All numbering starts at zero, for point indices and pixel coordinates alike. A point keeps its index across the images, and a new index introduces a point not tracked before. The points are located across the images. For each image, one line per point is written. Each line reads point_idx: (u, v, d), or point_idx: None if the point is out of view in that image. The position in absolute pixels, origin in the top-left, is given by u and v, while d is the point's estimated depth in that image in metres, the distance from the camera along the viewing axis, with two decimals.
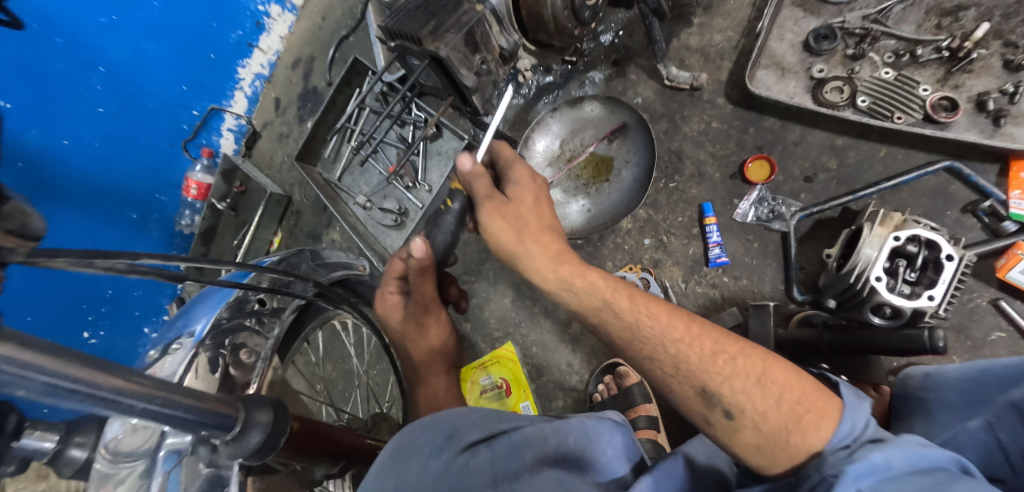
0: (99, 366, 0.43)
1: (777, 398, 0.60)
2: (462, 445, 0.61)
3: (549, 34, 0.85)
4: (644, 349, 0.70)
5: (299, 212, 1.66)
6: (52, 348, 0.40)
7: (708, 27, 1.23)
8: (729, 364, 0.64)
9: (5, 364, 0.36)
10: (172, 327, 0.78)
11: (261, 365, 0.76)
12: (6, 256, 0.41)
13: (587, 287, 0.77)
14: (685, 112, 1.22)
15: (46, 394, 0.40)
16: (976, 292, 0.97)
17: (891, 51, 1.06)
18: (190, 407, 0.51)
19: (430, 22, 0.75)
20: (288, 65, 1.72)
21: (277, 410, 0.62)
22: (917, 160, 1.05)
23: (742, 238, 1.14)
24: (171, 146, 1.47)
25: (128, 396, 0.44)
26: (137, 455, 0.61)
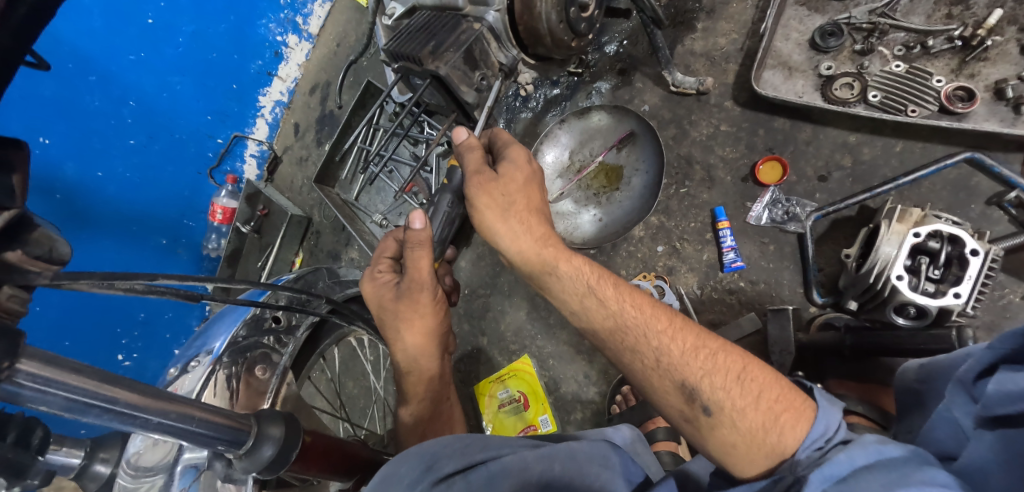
0: (117, 381, 0.45)
1: (755, 396, 0.62)
2: (438, 476, 0.57)
3: (548, 47, 0.85)
4: (627, 340, 0.71)
5: (319, 233, 1.69)
6: (74, 365, 0.43)
7: (712, 31, 1.23)
8: (710, 360, 0.65)
9: (29, 381, 0.40)
10: (193, 346, 0.81)
11: (275, 380, 0.78)
12: (31, 279, 0.45)
13: (573, 272, 0.78)
14: (693, 116, 1.22)
15: (66, 408, 0.42)
16: (1008, 288, 0.93)
17: (901, 43, 1.04)
18: (204, 419, 0.52)
19: (431, 42, 0.78)
20: (305, 91, 1.78)
21: (290, 423, 0.63)
22: (936, 153, 1.01)
23: (757, 241, 1.12)
24: (198, 174, 1.54)
25: (144, 411, 0.47)
26: (157, 469, 0.65)
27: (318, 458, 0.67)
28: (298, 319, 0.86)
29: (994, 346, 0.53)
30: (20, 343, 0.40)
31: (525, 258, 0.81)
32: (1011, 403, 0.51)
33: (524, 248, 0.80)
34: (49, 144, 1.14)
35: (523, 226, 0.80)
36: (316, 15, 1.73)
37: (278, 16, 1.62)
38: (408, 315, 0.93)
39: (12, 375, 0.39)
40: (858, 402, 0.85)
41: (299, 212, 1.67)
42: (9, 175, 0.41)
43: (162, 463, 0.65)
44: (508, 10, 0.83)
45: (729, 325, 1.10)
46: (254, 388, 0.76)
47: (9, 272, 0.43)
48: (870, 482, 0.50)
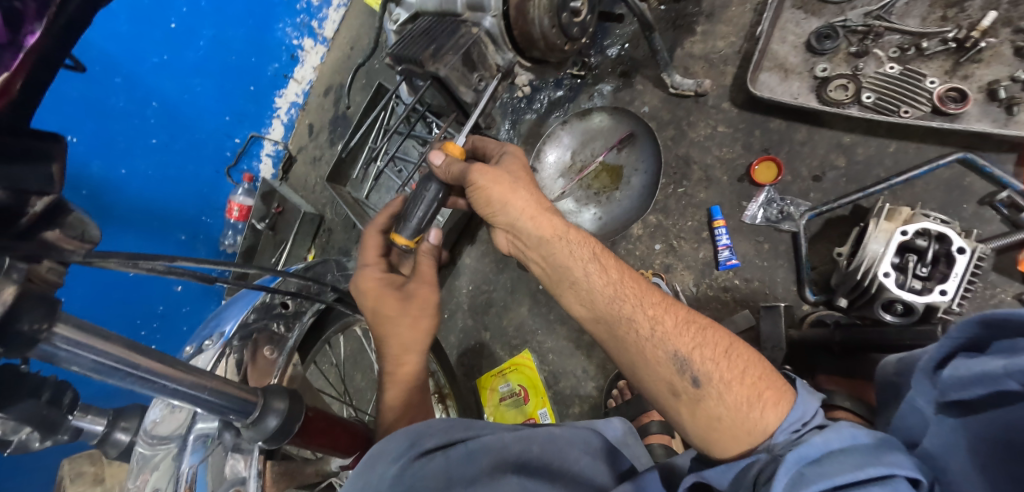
0: (139, 349, 0.52)
1: (740, 371, 0.63)
2: (419, 451, 0.61)
3: (541, 51, 0.89)
4: (624, 308, 0.70)
5: (331, 230, 1.76)
6: (99, 332, 0.50)
7: (711, 34, 1.26)
8: (700, 333, 0.67)
9: (63, 342, 0.47)
10: (205, 327, 0.87)
11: (282, 361, 0.83)
12: (67, 256, 0.50)
13: (580, 239, 0.77)
14: (691, 118, 1.25)
15: (94, 369, 0.50)
16: (999, 287, 0.93)
17: (896, 45, 1.06)
18: (215, 386, 0.60)
19: (431, 46, 0.82)
20: (320, 93, 1.85)
21: (294, 398, 0.69)
22: (929, 153, 1.02)
23: (752, 240, 1.14)
24: (216, 172, 1.61)
25: (160, 377, 0.54)
26: (170, 437, 0.70)
27: (318, 434, 0.73)
28: (303, 303, 0.91)
29: (952, 335, 0.55)
30: (56, 309, 0.47)
31: (536, 225, 0.77)
32: (965, 388, 0.53)
33: (536, 214, 0.77)
34: (77, 142, 1.21)
35: (533, 195, 0.79)
36: (331, 20, 1.81)
37: (295, 20, 1.69)
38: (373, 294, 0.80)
39: (51, 339, 0.47)
40: (845, 396, 0.86)
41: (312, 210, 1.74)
42: (50, 163, 0.47)
43: (177, 429, 0.70)
44: (504, 15, 0.87)
45: (724, 322, 1.12)
46: (262, 364, 0.82)
47: (49, 249, 0.48)
48: (840, 465, 0.51)
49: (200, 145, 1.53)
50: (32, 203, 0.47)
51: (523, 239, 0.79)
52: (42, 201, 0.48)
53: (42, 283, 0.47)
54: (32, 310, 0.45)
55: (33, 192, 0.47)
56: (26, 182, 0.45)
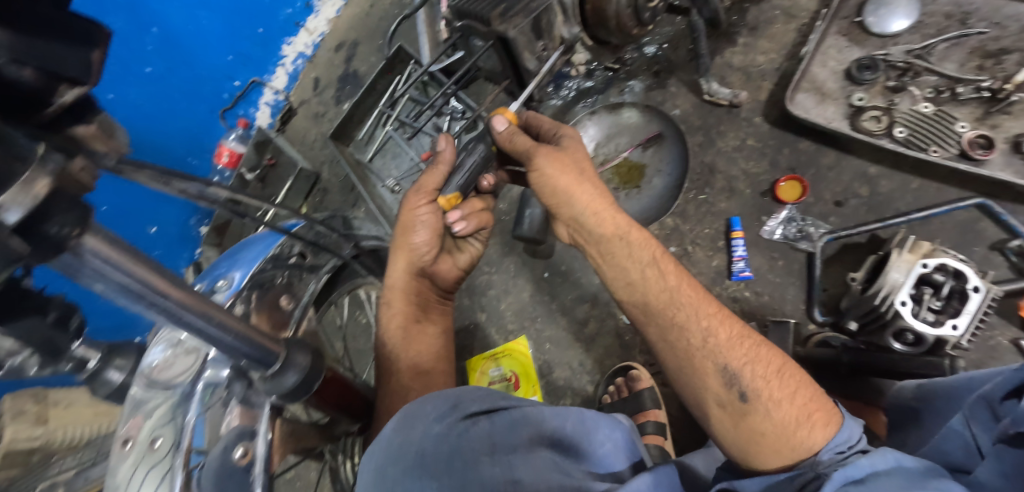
0: (167, 277, 0.46)
1: (792, 391, 0.63)
2: (463, 414, 0.62)
3: (610, 30, 0.86)
4: (677, 316, 0.70)
5: (326, 190, 1.71)
6: (132, 250, 0.43)
7: (753, 47, 1.27)
8: (753, 349, 0.66)
9: (92, 256, 0.40)
10: (213, 269, 0.80)
11: (297, 313, 0.75)
12: (98, 158, 0.44)
13: (642, 240, 0.76)
14: (721, 127, 1.26)
15: (119, 290, 0.43)
16: (998, 330, 0.97)
17: (931, 87, 1.08)
18: (237, 334, 0.55)
19: (501, 5, 0.76)
20: (331, 47, 1.80)
21: (314, 356, 0.66)
22: (949, 195, 1.06)
23: (767, 255, 1.16)
24: (210, 113, 1.52)
25: (188, 310, 0.49)
26: (176, 384, 0.63)
27: (330, 398, 0.69)
28: (320, 257, 0.85)
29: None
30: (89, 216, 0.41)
31: (599, 222, 0.77)
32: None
33: (600, 210, 0.77)
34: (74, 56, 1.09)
35: (598, 190, 0.79)
36: None
37: None
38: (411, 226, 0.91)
39: (79, 250, 0.39)
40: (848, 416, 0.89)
41: (309, 166, 1.67)
42: None
43: (187, 374, 0.64)
44: None
45: None
46: (276, 314, 0.72)
47: (78, 146, 0.42)
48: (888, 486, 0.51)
49: (198, 81, 1.45)
50: (61, 93, 0.35)
51: (585, 233, 0.80)
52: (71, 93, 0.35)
53: (75, 185, 0.40)
54: (66, 212, 0.37)
55: (64, 79, 0.34)
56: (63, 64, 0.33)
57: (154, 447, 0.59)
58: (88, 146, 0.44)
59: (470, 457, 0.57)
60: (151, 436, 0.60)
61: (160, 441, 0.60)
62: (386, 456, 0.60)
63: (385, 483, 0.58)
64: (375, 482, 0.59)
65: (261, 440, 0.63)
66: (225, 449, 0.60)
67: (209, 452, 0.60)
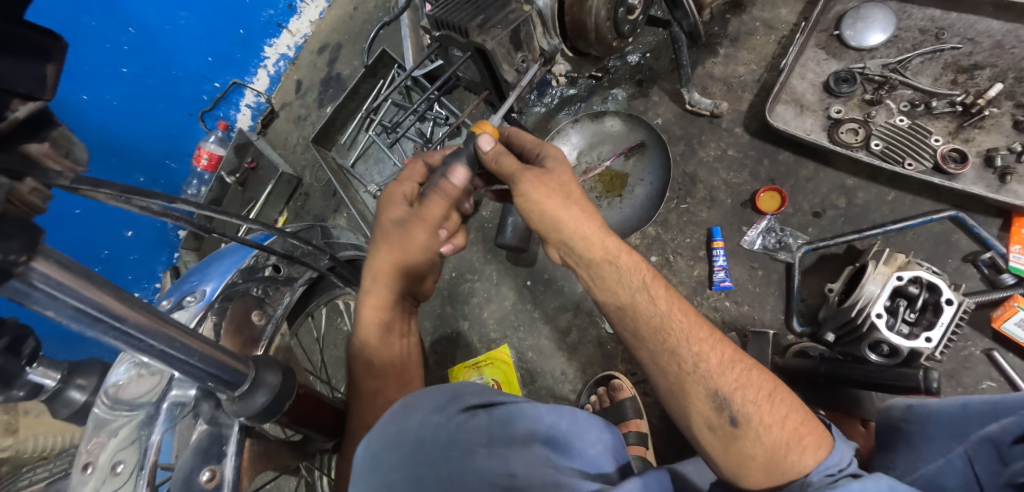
0: (124, 299, 0.45)
1: (782, 415, 0.64)
2: (463, 406, 0.58)
3: (589, 43, 0.86)
4: (668, 341, 0.70)
5: (308, 195, 1.67)
6: (85, 273, 0.42)
7: (734, 58, 1.28)
8: (743, 374, 0.67)
9: (42, 281, 0.39)
10: (184, 284, 0.78)
11: (270, 329, 0.74)
12: (50, 177, 0.42)
13: (631, 264, 0.76)
14: (703, 137, 1.26)
15: (74, 316, 0.42)
16: (971, 341, 0.99)
17: (907, 100, 1.10)
18: (205, 357, 0.53)
19: (479, 16, 0.75)
20: (313, 50, 1.78)
21: (286, 374, 0.64)
22: (924, 207, 1.08)
23: (747, 265, 1.16)
24: (189, 115, 1.49)
25: (147, 335, 0.47)
26: (139, 406, 0.61)
27: (302, 416, 0.67)
28: (296, 268, 0.83)
29: None
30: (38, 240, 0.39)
31: (589, 246, 0.77)
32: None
33: (589, 234, 0.77)
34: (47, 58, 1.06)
35: (585, 212, 0.78)
36: None
37: None
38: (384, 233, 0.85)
39: (26, 276, 0.38)
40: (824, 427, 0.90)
41: (290, 170, 1.64)
42: None
43: (149, 395, 0.62)
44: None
45: None
46: (247, 330, 0.71)
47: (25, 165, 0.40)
48: None
49: (175, 83, 1.41)
50: (13, 108, 0.36)
51: (575, 256, 0.79)
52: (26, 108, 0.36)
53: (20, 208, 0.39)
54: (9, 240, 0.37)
55: (16, 93, 0.35)
56: (11, 83, 0.34)
57: (116, 471, 0.58)
58: (39, 164, 0.43)
59: (468, 449, 0.53)
60: (113, 460, 0.59)
61: (122, 466, 0.58)
62: (379, 446, 0.55)
63: (376, 475, 0.53)
64: (366, 474, 0.53)
65: (229, 461, 0.60)
66: (190, 472, 0.58)
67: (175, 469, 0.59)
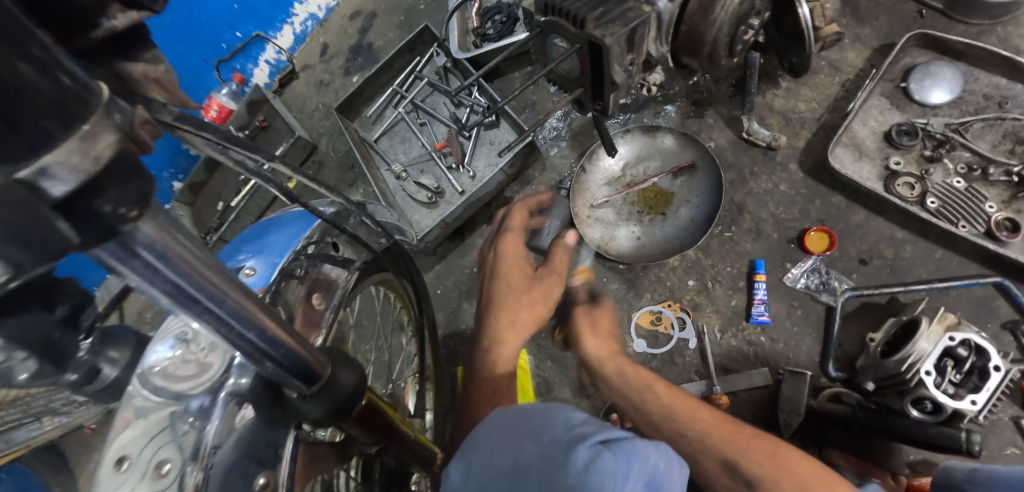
0: (227, 277, 0.36)
1: (792, 472, 0.64)
2: (588, 441, 0.46)
3: (700, 57, 0.88)
4: (672, 426, 0.74)
5: (321, 163, 1.55)
6: (198, 245, 0.33)
7: (795, 93, 1.27)
8: (744, 439, 0.69)
9: (148, 251, 0.29)
10: (237, 253, 0.71)
11: (329, 316, 0.68)
12: (157, 111, 0.33)
13: (631, 375, 0.82)
14: (755, 168, 1.25)
15: (168, 296, 0.33)
16: (1001, 408, 1.00)
17: (965, 163, 1.11)
18: (291, 349, 0.45)
19: (599, 8, 0.73)
20: (346, 14, 1.69)
21: (360, 374, 0.58)
22: (969, 269, 1.09)
23: (786, 302, 1.16)
24: (204, 61, 1.41)
25: (241, 320, 0.38)
26: (189, 395, 0.52)
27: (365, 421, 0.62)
28: (354, 251, 0.77)
29: None
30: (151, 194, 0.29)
31: (596, 351, 0.87)
32: None
33: (603, 354, 0.86)
34: None
35: (597, 334, 0.88)
36: None
37: None
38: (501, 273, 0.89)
39: (130, 239, 0.28)
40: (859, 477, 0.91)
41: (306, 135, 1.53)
42: None
43: (201, 385, 0.53)
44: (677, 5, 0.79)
45: (741, 374, 1.12)
46: (310, 316, 0.66)
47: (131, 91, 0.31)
48: None
49: (196, 25, 1.34)
50: (110, 15, 0.27)
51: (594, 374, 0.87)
52: (126, 17, 0.28)
53: (135, 146, 0.29)
54: (126, 184, 0.25)
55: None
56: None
57: (161, 471, 0.48)
58: (140, 91, 0.33)
59: None
60: (156, 459, 0.49)
61: (169, 465, 0.49)
62: (488, 477, 0.48)
63: None
64: None
65: (285, 467, 0.53)
66: (243, 474, 0.50)
67: (222, 452, 0.49)
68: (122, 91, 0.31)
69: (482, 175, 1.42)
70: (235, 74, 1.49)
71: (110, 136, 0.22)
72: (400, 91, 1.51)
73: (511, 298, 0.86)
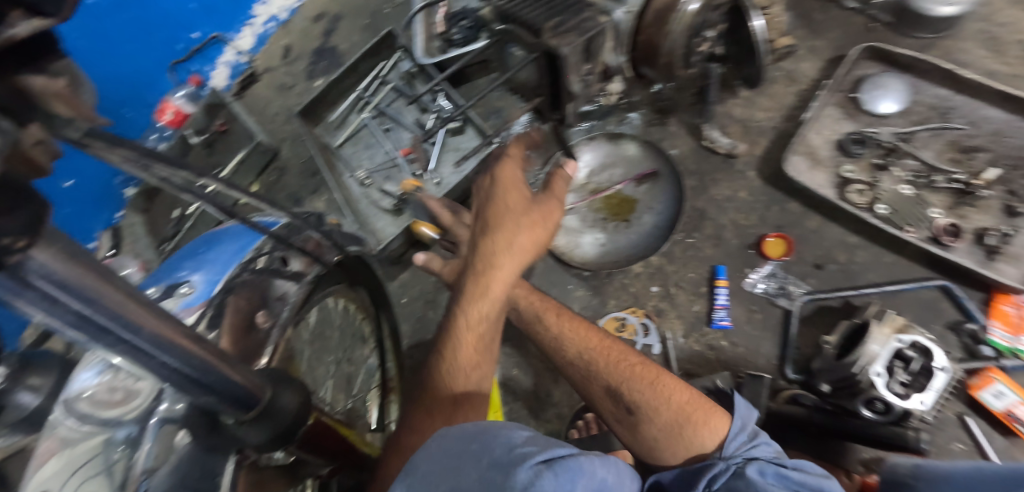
0: (144, 306, 0.33)
1: (666, 397, 0.74)
2: (529, 462, 0.47)
3: (657, 67, 0.89)
4: (566, 356, 0.85)
5: (282, 170, 1.51)
6: (104, 272, 0.31)
7: (753, 103, 1.31)
8: (629, 369, 0.79)
9: (42, 281, 0.27)
10: (176, 268, 0.67)
11: (276, 334, 0.64)
12: (63, 129, 0.31)
13: (529, 304, 0.91)
14: (716, 175, 1.27)
15: (76, 327, 0.31)
16: (947, 406, 1.04)
17: (913, 171, 1.15)
18: (224, 375, 0.42)
19: (555, 18, 0.71)
20: (309, 17, 1.65)
21: (305, 396, 0.55)
22: (916, 273, 1.14)
23: (746, 306, 1.18)
24: (157, 62, 1.35)
25: (162, 349, 0.36)
26: (118, 423, 0.48)
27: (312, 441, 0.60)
28: (307, 264, 0.73)
29: None
30: (46, 219, 0.27)
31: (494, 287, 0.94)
32: None
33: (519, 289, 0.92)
34: None
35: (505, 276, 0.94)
36: None
37: None
38: (501, 197, 0.86)
39: (19, 269, 0.26)
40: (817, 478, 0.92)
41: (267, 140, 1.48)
42: None
43: (131, 412, 0.49)
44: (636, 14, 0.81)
45: (703, 379, 1.14)
46: (253, 336, 0.62)
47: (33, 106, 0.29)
48: None
49: (147, 24, 1.28)
50: (9, 23, 0.23)
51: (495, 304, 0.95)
52: (29, 24, 0.23)
53: (27, 167, 0.27)
54: (6, 215, 0.24)
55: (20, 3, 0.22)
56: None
57: None
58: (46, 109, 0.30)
59: None
60: None
61: None
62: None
63: None
64: None
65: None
66: None
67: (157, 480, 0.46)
68: (18, 111, 0.26)
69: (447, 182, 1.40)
70: (192, 76, 1.43)
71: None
72: (364, 96, 1.49)
73: (514, 218, 0.83)
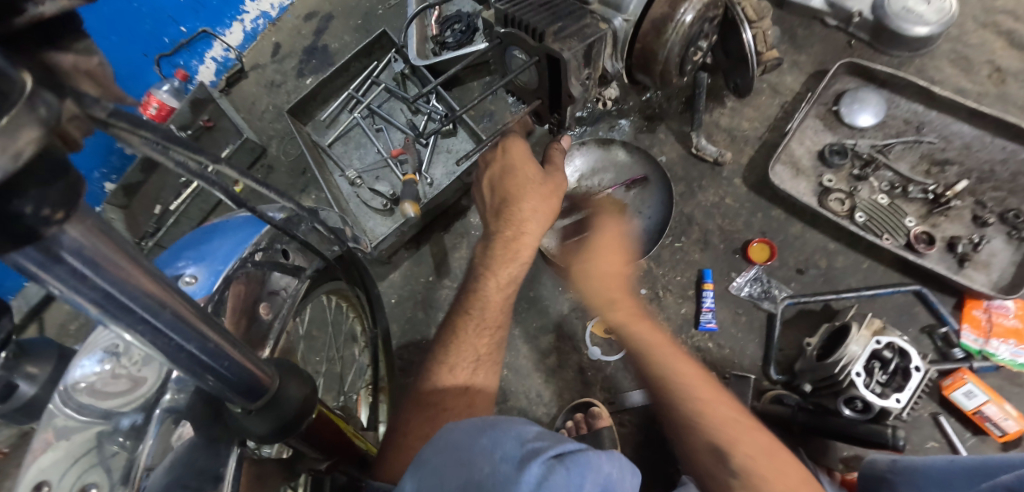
0: (165, 286, 0.33)
1: (779, 471, 0.73)
2: (540, 456, 0.49)
3: (653, 75, 0.91)
4: (675, 395, 0.84)
5: (270, 167, 1.49)
6: (130, 249, 0.31)
7: (739, 113, 1.35)
8: (742, 429, 0.79)
9: (73, 256, 0.27)
10: (176, 259, 0.66)
11: (278, 325, 0.66)
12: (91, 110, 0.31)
13: (644, 329, 0.91)
14: (704, 181, 1.31)
15: (97, 305, 0.30)
16: (922, 405, 1.09)
17: (888, 181, 1.21)
18: (235, 361, 0.42)
19: (557, 23, 0.73)
20: (300, 15, 1.64)
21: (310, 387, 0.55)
22: (892, 278, 1.19)
23: (732, 309, 1.21)
24: (143, 55, 1.32)
25: (180, 332, 0.36)
26: (118, 413, 0.49)
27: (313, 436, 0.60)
28: (305, 259, 0.74)
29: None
30: (80, 194, 0.27)
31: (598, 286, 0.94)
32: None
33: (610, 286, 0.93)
34: None
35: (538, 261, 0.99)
36: None
37: None
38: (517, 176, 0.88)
39: (52, 244, 0.26)
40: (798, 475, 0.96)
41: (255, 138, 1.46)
42: None
43: (133, 402, 0.50)
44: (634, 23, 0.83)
45: None
46: (253, 328, 0.62)
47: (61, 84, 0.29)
48: None
49: (136, 17, 1.26)
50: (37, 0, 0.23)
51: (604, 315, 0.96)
52: (56, 2, 0.24)
53: (62, 143, 0.27)
54: (47, 186, 0.24)
55: None
56: None
57: None
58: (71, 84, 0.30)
59: None
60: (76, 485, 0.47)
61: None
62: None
63: None
64: None
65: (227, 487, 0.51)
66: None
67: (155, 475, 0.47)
68: (50, 85, 0.26)
69: (439, 183, 1.40)
70: (179, 70, 1.41)
71: (32, 131, 0.22)
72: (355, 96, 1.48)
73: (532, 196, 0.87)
